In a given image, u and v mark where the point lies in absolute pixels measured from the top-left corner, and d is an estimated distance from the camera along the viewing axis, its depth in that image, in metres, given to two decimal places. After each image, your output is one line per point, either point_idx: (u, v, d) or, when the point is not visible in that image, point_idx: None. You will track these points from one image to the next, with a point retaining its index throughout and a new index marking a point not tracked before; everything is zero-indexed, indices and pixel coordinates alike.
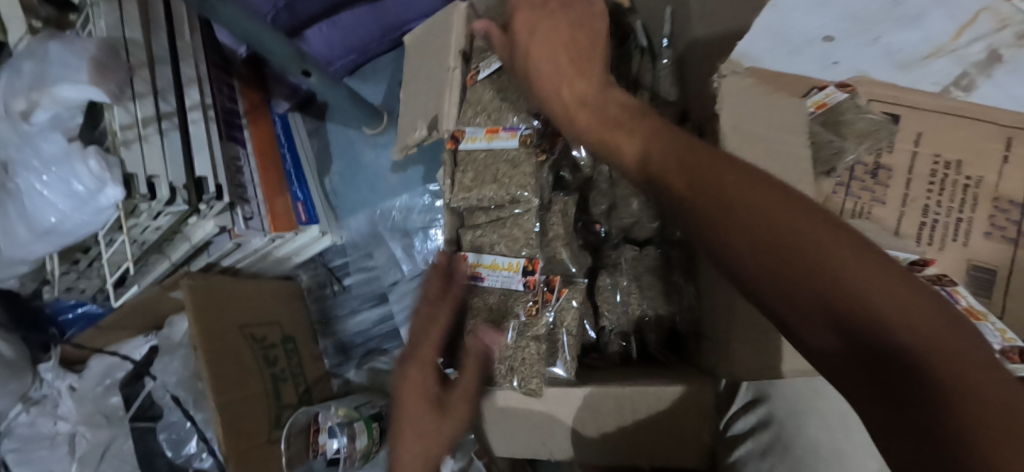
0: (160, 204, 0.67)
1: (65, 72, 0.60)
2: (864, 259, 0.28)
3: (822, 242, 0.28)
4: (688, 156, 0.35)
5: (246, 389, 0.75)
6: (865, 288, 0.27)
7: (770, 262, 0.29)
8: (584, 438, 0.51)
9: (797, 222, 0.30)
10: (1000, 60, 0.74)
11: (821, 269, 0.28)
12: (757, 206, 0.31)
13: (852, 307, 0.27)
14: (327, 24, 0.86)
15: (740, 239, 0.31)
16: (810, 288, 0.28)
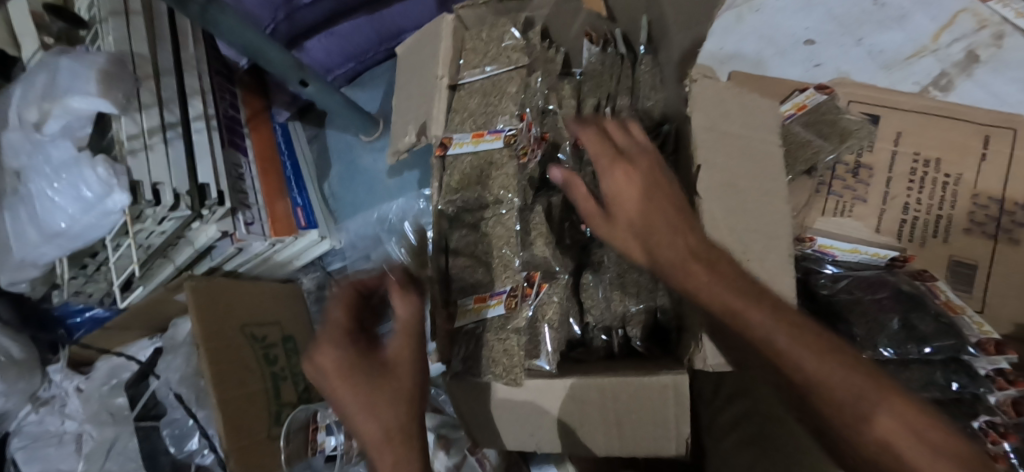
0: (164, 210, 0.69)
1: (77, 83, 0.63)
2: (900, 404, 0.33)
3: (867, 393, 0.33)
4: (725, 292, 0.39)
5: (246, 386, 0.77)
6: (907, 435, 0.32)
7: (831, 411, 0.34)
8: (572, 430, 0.51)
9: (841, 375, 0.34)
10: (978, 59, 0.75)
11: (870, 420, 0.33)
12: (806, 355, 0.36)
13: (907, 454, 0.32)
14: (323, 35, 0.90)
15: (797, 384, 0.36)
16: (864, 432, 0.33)
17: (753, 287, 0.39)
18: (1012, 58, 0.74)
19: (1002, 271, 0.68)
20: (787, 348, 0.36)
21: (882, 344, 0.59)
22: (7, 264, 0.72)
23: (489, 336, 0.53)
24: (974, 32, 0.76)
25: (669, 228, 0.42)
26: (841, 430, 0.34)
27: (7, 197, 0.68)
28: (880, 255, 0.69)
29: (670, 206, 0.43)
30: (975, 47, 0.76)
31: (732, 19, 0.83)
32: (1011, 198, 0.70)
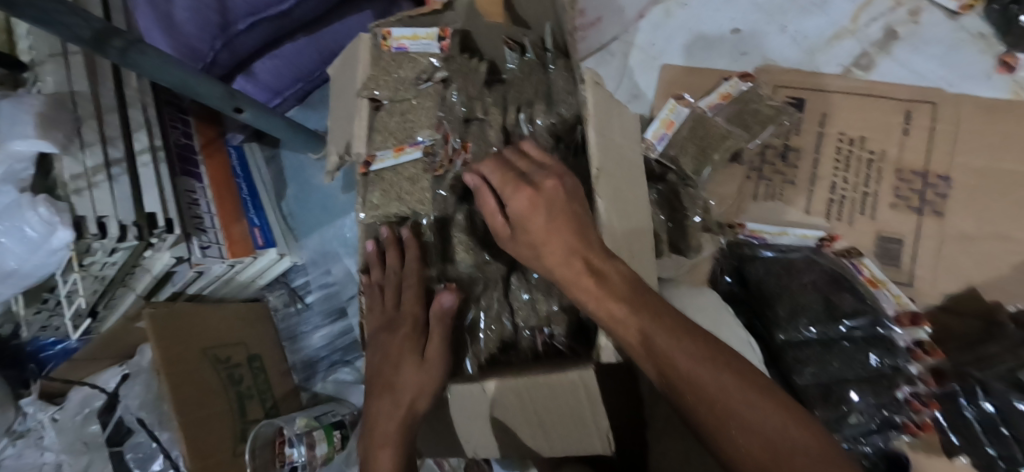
0: (112, 241, 0.71)
1: (15, 128, 0.65)
2: (760, 402, 0.38)
3: (733, 391, 0.38)
4: (609, 300, 0.43)
5: (210, 407, 0.80)
6: (768, 430, 0.37)
7: (706, 410, 0.38)
8: (501, 431, 0.53)
9: (715, 375, 0.39)
10: (896, 37, 0.76)
11: (741, 417, 0.37)
12: (691, 360, 0.39)
13: (768, 444, 0.37)
14: (268, 58, 0.90)
15: (679, 385, 0.39)
16: (733, 426, 0.38)
17: (639, 291, 0.43)
18: (928, 34, 0.75)
19: (928, 244, 0.70)
20: (676, 356, 0.40)
21: (803, 324, 0.61)
22: None
23: None
24: (890, 10, 0.77)
25: (566, 250, 0.45)
26: (715, 429, 0.38)
27: None
28: (808, 237, 0.69)
29: (570, 225, 0.46)
30: (893, 25, 0.77)
31: (659, 14, 0.84)
32: (933, 171, 0.71)
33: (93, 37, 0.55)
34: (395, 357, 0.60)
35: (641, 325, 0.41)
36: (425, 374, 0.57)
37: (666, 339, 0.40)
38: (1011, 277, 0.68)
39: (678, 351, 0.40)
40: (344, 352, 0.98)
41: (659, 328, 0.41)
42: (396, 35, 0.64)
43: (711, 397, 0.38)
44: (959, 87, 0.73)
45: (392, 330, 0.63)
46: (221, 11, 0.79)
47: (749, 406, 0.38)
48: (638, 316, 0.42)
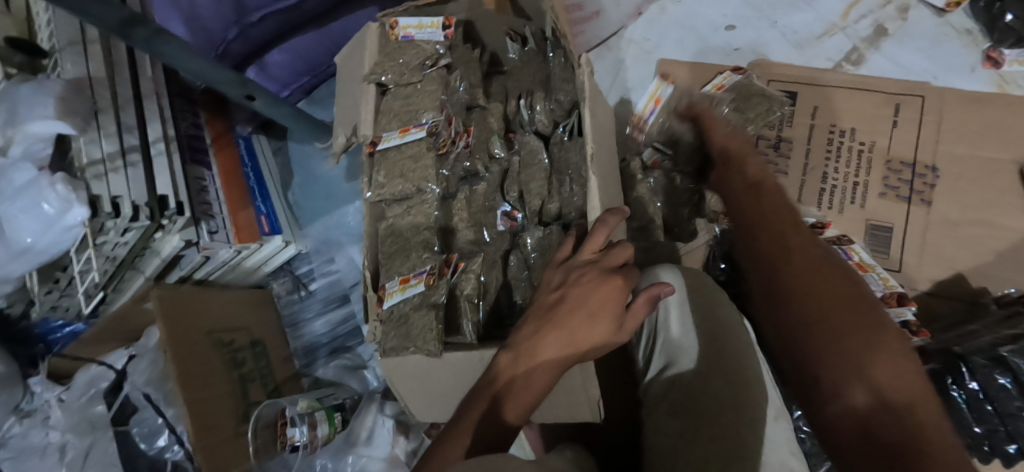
0: (125, 221, 0.73)
1: (35, 110, 0.68)
2: (879, 346, 0.38)
3: (846, 327, 0.39)
4: (801, 242, 0.46)
5: (213, 387, 0.81)
6: (871, 363, 0.38)
7: (806, 323, 0.41)
8: None
9: (830, 313, 0.40)
10: (885, 33, 0.79)
11: (857, 339, 0.39)
12: (811, 273, 0.43)
13: (887, 378, 0.37)
14: (278, 51, 0.92)
15: (801, 322, 0.41)
16: (823, 342, 0.40)
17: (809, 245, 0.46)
18: (916, 30, 0.78)
19: (917, 232, 0.72)
20: (809, 276, 0.43)
21: None
22: None
23: (409, 314, 0.56)
24: (880, 7, 0.80)
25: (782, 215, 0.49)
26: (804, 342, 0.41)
27: None
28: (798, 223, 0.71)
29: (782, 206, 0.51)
30: (882, 22, 0.79)
31: (656, 10, 0.87)
32: (921, 162, 0.73)
33: (117, 24, 0.57)
34: (593, 312, 0.49)
35: (785, 238, 0.47)
36: (549, 367, 0.48)
37: (811, 281, 0.42)
38: (997, 263, 0.70)
39: (805, 291, 0.42)
40: (345, 338, 0.98)
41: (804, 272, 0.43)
42: (403, 24, 0.67)
43: (826, 330, 0.40)
44: (946, 81, 0.76)
45: (533, 321, 0.51)
46: (236, 4, 0.83)
47: (866, 348, 0.38)
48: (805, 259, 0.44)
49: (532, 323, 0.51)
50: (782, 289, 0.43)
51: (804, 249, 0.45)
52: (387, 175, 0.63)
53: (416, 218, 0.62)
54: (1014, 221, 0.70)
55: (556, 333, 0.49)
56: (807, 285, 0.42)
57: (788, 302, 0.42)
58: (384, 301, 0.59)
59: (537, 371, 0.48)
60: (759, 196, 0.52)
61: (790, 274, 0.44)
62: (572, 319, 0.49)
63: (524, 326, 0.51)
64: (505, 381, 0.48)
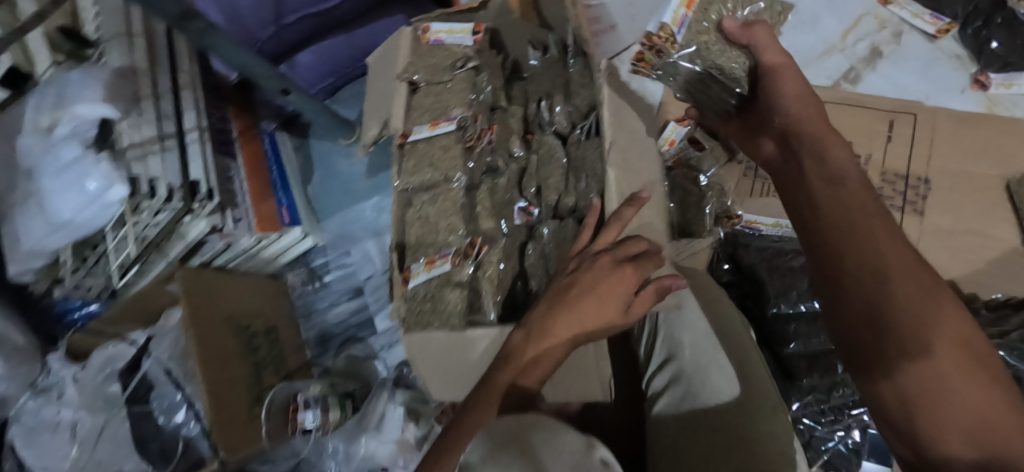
0: (159, 201, 0.78)
1: (84, 92, 0.72)
2: (978, 381, 0.37)
3: (944, 365, 0.38)
4: (893, 255, 0.43)
5: (231, 370, 0.82)
6: (976, 393, 0.37)
7: (909, 344, 0.40)
8: None
9: (925, 346, 0.39)
10: (881, 55, 0.85)
11: (958, 375, 0.38)
12: (915, 290, 0.41)
13: (982, 417, 0.36)
14: (309, 53, 0.97)
15: (897, 358, 0.40)
16: (936, 369, 0.38)
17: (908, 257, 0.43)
18: (909, 54, 0.84)
19: (912, 240, 0.76)
20: (916, 295, 0.41)
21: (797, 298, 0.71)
22: (15, 255, 0.79)
23: (435, 291, 0.62)
24: (875, 31, 0.86)
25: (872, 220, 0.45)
26: (911, 365, 0.39)
27: (19, 196, 0.76)
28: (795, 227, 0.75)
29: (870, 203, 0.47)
30: (878, 45, 0.85)
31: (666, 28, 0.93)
32: (914, 174, 0.78)
33: (176, 16, 0.62)
34: (602, 300, 0.53)
35: (881, 244, 0.44)
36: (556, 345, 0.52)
37: (908, 310, 0.40)
38: (988, 271, 0.74)
39: (907, 321, 0.40)
40: (357, 329, 1.02)
41: (895, 296, 0.41)
42: (435, 29, 0.73)
43: (927, 367, 0.38)
44: (936, 99, 0.82)
45: (545, 303, 0.55)
46: (275, 7, 0.87)
47: (963, 384, 0.37)
48: (902, 281, 0.41)
49: (543, 307, 0.55)
50: (873, 319, 0.41)
51: (897, 268, 0.42)
52: (421, 159, 0.68)
53: (442, 203, 0.66)
54: (1002, 232, 0.75)
55: (568, 315, 0.53)
56: (903, 313, 0.40)
57: (892, 321, 0.41)
58: (410, 281, 0.64)
59: (549, 351, 0.52)
60: (848, 190, 0.48)
61: (895, 292, 0.41)
62: (582, 303, 0.53)
63: (535, 309, 0.55)
64: (519, 366, 0.51)
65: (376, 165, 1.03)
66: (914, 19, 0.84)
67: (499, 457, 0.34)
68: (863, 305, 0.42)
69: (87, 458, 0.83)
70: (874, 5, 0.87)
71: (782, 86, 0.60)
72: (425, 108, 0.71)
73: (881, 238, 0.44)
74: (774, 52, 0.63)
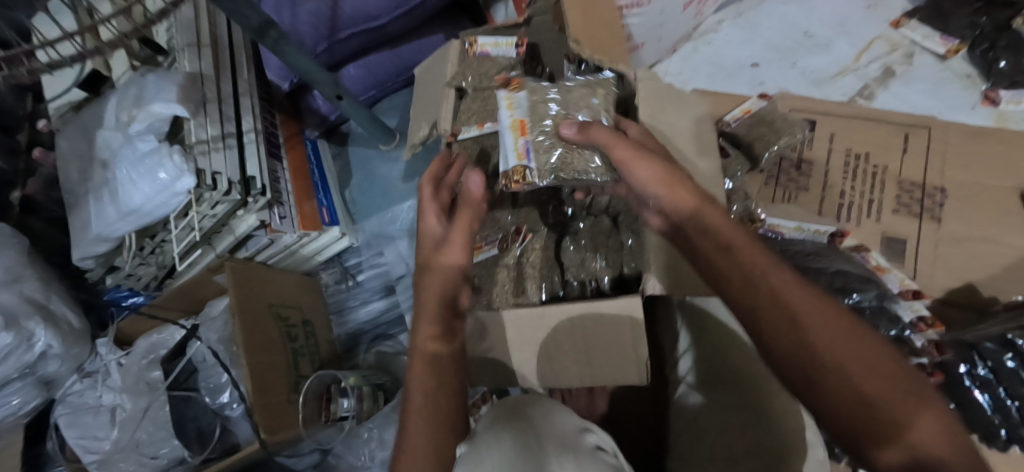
0: (219, 194, 0.82)
1: (160, 94, 0.79)
2: (899, 392, 0.38)
3: (877, 384, 0.38)
4: (784, 290, 0.43)
5: (272, 355, 0.88)
6: (911, 416, 0.37)
7: (851, 398, 0.38)
8: (548, 369, 0.63)
9: (848, 371, 0.39)
10: (894, 74, 0.91)
11: (881, 387, 0.38)
12: (838, 339, 0.40)
13: (906, 427, 0.36)
14: (354, 66, 1.07)
15: (826, 391, 0.39)
16: (880, 422, 0.37)
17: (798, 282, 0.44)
18: (921, 73, 0.90)
19: (929, 245, 0.79)
20: (843, 346, 0.40)
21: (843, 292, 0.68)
22: (81, 241, 0.84)
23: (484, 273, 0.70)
24: (887, 53, 0.92)
25: (758, 258, 0.46)
26: (857, 420, 0.37)
27: (93, 186, 0.82)
28: (821, 232, 0.78)
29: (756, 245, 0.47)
30: (890, 65, 0.92)
31: (689, 48, 1.00)
32: (930, 183, 0.81)
33: (258, 25, 0.69)
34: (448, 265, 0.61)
35: (790, 296, 0.42)
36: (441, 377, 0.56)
37: (831, 341, 0.40)
38: (1003, 276, 0.77)
39: (838, 351, 0.39)
40: (388, 326, 1.09)
41: (810, 333, 0.41)
42: (481, 43, 0.78)
43: (865, 394, 0.38)
44: (949, 115, 0.87)
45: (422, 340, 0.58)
46: (330, 23, 0.96)
47: (889, 392, 0.38)
48: (810, 314, 0.41)
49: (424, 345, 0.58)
50: (801, 360, 0.40)
51: (803, 300, 0.42)
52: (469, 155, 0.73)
53: None
54: (1015, 240, 0.78)
55: (428, 276, 0.61)
56: (823, 342, 0.40)
57: (824, 381, 0.39)
58: None
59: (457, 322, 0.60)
60: (743, 250, 0.47)
61: (821, 350, 0.40)
62: (423, 249, 0.64)
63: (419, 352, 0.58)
64: (420, 402, 0.54)
65: (412, 169, 1.10)
66: (924, 41, 0.90)
67: (503, 423, 0.41)
68: (789, 345, 0.41)
69: (128, 440, 0.85)
70: (885, 29, 0.94)
71: (635, 171, 0.52)
72: (470, 109, 0.77)
73: (770, 274, 0.45)
74: (617, 143, 0.54)
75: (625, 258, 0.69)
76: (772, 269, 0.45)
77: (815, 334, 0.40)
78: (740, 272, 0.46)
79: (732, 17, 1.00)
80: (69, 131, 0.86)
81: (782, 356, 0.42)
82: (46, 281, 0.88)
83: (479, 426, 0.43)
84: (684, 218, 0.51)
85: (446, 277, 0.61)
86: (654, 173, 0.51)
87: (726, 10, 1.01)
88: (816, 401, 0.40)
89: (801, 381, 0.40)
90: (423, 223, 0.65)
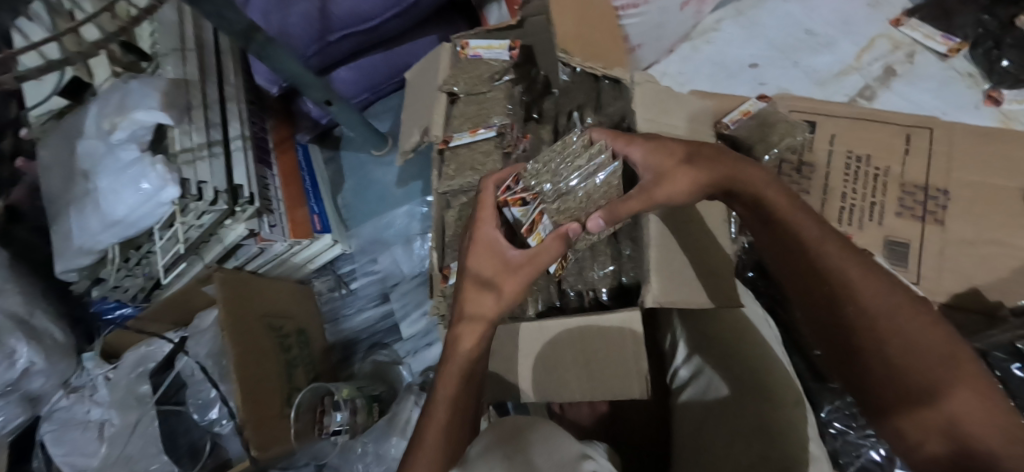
0: (205, 204, 0.80)
1: (144, 100, 0.77)
2: (947, 375, 0.42)
3: (923, 369, 0.42)
4: (844, 272, 0.46)
5: (263, 367, 0.85)
6: (956, 401, 0.41)
7: (889, 357, 0.43)
8: (550, 387, 0.60)
9: (897, 356, 0.43)
10: (896, 74, 0.89)
11: (929, 373, 0.42)
12: (883, 304, 0.44)
13: (947, 412, 0.41)
14: (345, 68, 1.04)
15: (876, 378, 0.44)
16: (915, 379, 0.42)
17: (858, 260, 0.46)
18: (924, 73, 0.88)
19: (933, 248, 0.77)
20: (886, 310, 0.44)
21: None
22: (64, 253, 0.81)
23: None
24: (889, 52, 0.91)
25: (816, 235, 0.48)
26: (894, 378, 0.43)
27: (75, 197, 0.80)
28: None
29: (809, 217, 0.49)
30: (892, 64, 0.90)
31: (688, 48, 0.98)
32: (933, 185, 0.80)
33: (242, 29, 0.67)
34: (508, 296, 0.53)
35: (845, 278, 0.45)
36: (458, 415, 0.51)
37: (882, 325, 0.44)
38: (1010, 279, 0.75)
39: (889, 337, 0.43)
40: (384, 334, 1.08)
41: (864, 319, 0.44)
42: (473, 45, 0.77)
43: (910, 380, 0.42)
44: (952, 115, 0.85)
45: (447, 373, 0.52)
46: (321, 24, 0.92)
47: (937, 376, 0.42)
48: (866, 298, 0.45)
49: (446, 384, 0.52)
50: (853, 345, 0.45)
51: (861, 285, 0.45)
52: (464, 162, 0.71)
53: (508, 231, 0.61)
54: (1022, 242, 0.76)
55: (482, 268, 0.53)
56: (876, 330, 0.44)
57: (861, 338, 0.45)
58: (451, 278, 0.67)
59: (468, 337, 0.53)
60: (794, 227, 0.49)
61: (862, 314, 0.45)
62: (478, 259, 0.54)
63: (444, 386, 0.52)
64: (432, 437, 0.49)
65: (406, 173, 1.08)
66: (927, 40, 0.88)
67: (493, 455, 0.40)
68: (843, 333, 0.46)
69: (116, 455, 0.84)
70: (886, 27, 0.92)
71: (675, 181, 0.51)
72: (463, 114, 0.75)
73: (832, 255, 0.47)
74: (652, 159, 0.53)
75: (624, 268, 0.67)
76: (832, 247, 0.47)
77: (866, 321, 0.44)
78: (797, 251, 0.48)
79: (731, 15, 0.98)
80: (52, 140, 0.83)
81: (835, 340, 0.46)
82: (29, 295, 0.86)
83: (473, 452, 0.44)
84: (731, 192, 0.52)
85: (484, 300, 0.53)
86: (701, 171, 0.51)
87: (725, 8, 0.99)
88: (867, 384, 0.45)
89: (851, 366, 0.46)
90: (479, 232, 0.56)
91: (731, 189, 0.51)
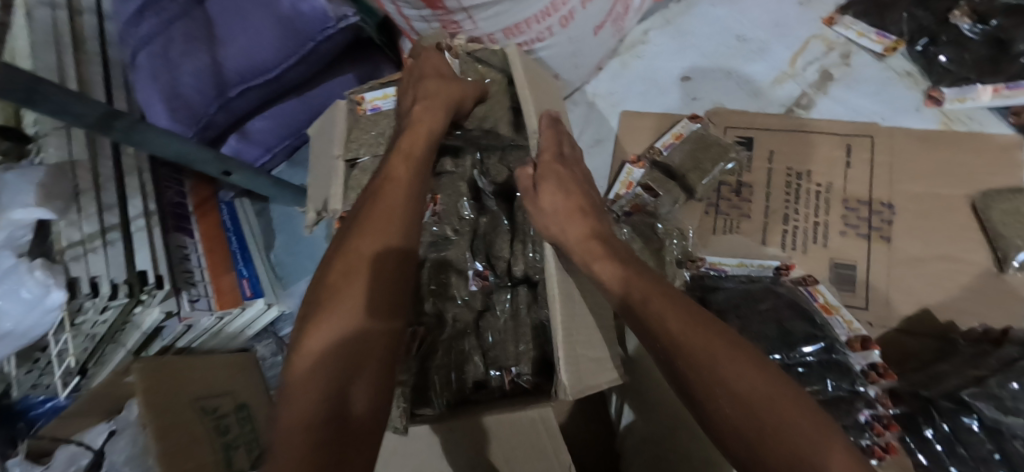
0: (103, 300, 0.74)
1: (18, 197, 0.69)
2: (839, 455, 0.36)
3: (812, 440, 0.36)
4: (689, 332, 0.43)
5: (196, 457, 0.80)
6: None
7: (735, 402, 0.39)
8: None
9: (781, 429, 0.37)
10: (832, 78, 0.86)
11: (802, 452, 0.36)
12: (729, 361, 0.41)
13: None
14: (260, 118, 0.97)
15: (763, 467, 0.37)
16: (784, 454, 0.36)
17: (700, 317, 0.45)
18: (861, 75, 0.85)
19: (880, 268, 0.75)
20: (725, 361, 0.41)
21: (801, 346, 0.63)
22: None
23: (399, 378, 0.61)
24: (824, 54, 0.87)
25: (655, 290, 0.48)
26: (764, 448, 0.37)
27: None
28: (766, 265, 0.71)
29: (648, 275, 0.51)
30: (828, 67, 0.87)
31: (617, 65, 0.92)
32: (877, 199, 0.78)
33: (98, 119, 0.59)
34: (411, 181, 0.54)
35: (686, 340, 0.43)
36: (314, 396, 0.40)
37: (747, 404, 0.39)
38: (962, 297, 0.73)
39: (759, 405, 0.38)
40: None
41: (729, 382, 0.40)
42: (369, 98, 0.71)
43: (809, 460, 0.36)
44: (893, 120, 0.83)
45: (355, 291, 0.45)
46: (217, 80, 0.85)
47: (826, 447, 0.36)
48: (728, 368, 0.40)
49: (343, 321, 0.44)
50: (746, 437, 0.38)
51: (709, 351, 0.41)
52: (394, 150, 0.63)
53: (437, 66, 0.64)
54: (973, 255, 0.74)
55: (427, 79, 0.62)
56: (741, 400, 0.39)
57: (719, 403, 0.40)
58: None
59: (326, 313, 0.44)
60: (648, 304, 0.46)
61: (702, 363, 0.41)
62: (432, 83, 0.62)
63: (325, 325, 0.43)
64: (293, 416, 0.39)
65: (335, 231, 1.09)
66: (860, 39, 0.85)
67: None
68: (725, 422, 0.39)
69: None
70: (819, 27, 0.88)
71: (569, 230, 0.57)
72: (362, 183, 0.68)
73: (674, 325, 0.44)
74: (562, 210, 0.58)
75: (547, 339, 0.65)
76: (676, 317, 0.44)
77: (734, 400, 0.39)
78: (649, 318, 0.46)
79: (659, 25, 0.92)
80: None
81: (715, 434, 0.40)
82: None
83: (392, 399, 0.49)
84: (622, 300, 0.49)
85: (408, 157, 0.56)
86: (606, 259, 0.53)
87: (652, 18, 0.92)
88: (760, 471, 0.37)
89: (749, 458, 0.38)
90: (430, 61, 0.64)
91: (596, 246, 0.54)
